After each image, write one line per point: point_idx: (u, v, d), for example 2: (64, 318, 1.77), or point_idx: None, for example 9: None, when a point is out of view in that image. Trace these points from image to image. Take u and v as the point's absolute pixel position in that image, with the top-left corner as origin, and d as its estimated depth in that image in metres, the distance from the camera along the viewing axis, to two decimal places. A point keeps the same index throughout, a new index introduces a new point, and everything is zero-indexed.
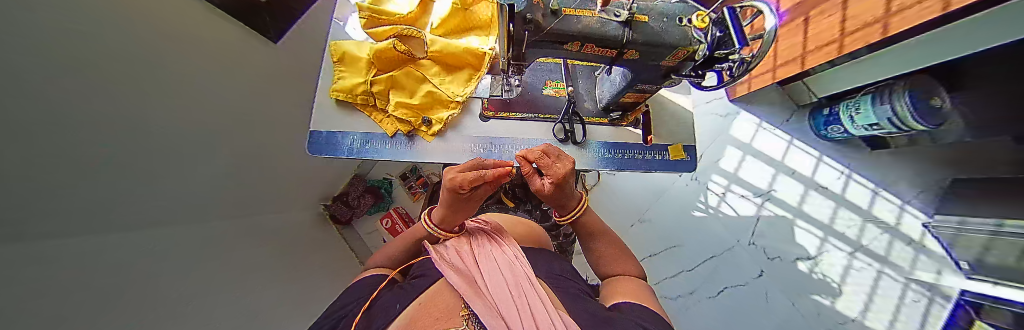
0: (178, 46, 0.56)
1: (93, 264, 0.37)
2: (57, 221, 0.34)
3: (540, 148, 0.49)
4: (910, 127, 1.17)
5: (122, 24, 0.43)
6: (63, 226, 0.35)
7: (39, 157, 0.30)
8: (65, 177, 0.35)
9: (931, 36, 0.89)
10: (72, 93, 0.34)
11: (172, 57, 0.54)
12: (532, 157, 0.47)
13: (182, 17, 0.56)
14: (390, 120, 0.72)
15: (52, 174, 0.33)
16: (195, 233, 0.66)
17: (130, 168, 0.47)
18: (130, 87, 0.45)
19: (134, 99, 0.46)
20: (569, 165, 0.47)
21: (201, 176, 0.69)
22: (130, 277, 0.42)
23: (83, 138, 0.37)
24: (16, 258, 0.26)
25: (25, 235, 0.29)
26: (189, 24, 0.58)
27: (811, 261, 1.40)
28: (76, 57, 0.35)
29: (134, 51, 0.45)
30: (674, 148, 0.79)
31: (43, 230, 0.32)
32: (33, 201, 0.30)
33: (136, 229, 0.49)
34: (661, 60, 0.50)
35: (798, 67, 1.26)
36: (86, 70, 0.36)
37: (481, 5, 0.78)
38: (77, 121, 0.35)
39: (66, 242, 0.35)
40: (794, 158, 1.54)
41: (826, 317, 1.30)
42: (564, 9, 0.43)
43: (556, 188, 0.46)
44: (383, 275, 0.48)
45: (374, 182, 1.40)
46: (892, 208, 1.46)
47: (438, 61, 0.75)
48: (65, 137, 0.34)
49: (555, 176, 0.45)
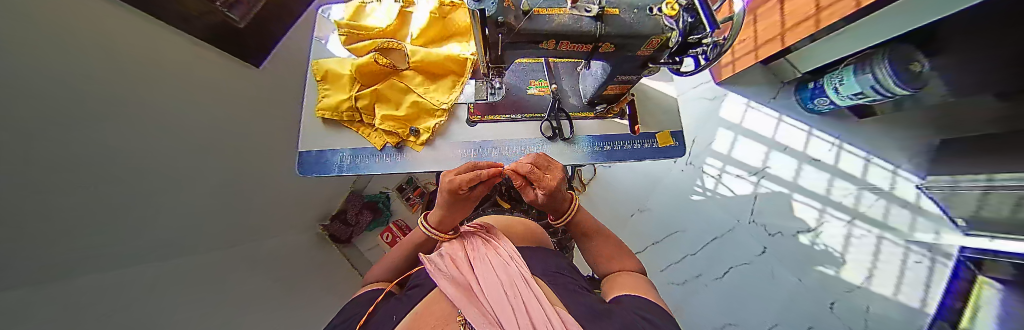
0: (146, 80, 0.50)
1: (91, 309, 0.38)
2: (52, 266, 0.35)
3: (529, 160, 0.51)
4: (894, 93, 1.18)
5: (119, 64, 0.44)
6: (61, 271, 0.36)
7: (35, 205, 0.31)
8: (58, 222, 0.36)
9: (893, 8, 0.90)
10: (72, 138, 0.36)
11: (138, 93, 0.49)
12: (522, 171, 0.49)
13: (161, 48, 0.53)
14: (377, 134, 0.72)
15: (48, 220, 0.34)
16: (194, 267, 0.66)
17: (125, 212, 0.48)
18: (124, 126, 0.46)
19: (130, 136, 0.48)
20: (558, 174, 0.50)
21: (194, 211, 0.69)
22: (125, 320, 0.41)
23: (77, 183, 0.38)
24: (16, 313, 0.26)
25: (20, 285, 0.29)
26: (164, 53, 0.53)
27: (811, 233, 1.41)
28: (67, 98, 0.35)
29: (124, 87, 0.46)
30: (662, 135, 0.80)
31: (39, 276, 0.32)
32: (24, 245, 0.30)
33: (127, 269, 0.49)
34: (637, 50, 0.51)
35: (778, 45, 1.29)
36: (72, 108, 0.36)
37: (459, 12, 0.78)
38: (71, 168, 0.37)
39: (64, 286, 0.36)
40: (785, 134, 1.58)
41: (832, 287, 1.31)
42: (535, 10, 0.44)
43: (547, 198, 0.49)
44: (379, 289, 0.47)
45: (371, 197, 1.39)
46: (886, 174, 1.52)
47: (421, 71, 0.76)
48: (54, 181, 0.34)
49: (546, 188, 0.47)
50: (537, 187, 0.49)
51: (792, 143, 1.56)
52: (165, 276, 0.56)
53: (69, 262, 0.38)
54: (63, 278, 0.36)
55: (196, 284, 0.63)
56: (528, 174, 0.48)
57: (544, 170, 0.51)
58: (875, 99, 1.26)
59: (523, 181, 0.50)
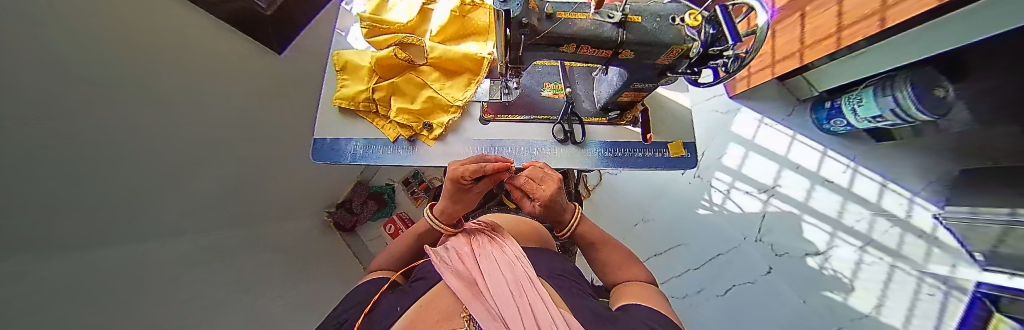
0: (154, 60, 0.50)
1: (109, 278, 0.40)
2: (70, 235, 0.36)
3: (525, 173, 0.53)
4: (914, 118, 1.16)
5: (145, 41, 0.48)
6: (77, 238, 0.37)
7: (54, 176, 0.32)
8: (79, 193, 0.37)
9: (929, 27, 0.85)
10: (94, 108, 0.38)
11: (145, 70, 0.48)
12: (518, 184, 0.53)
13: (166, 27, 0.52)
14: (391, 126, 0.74)
15: (69, 187, 0.35)
16: (207, 242, 0.69)
17: (140, 187, 0.50)
18: (149, 96, 0.49)
19: (148, 116, 0.49)
20: (553, 186, 0.49)
21: (210, 190, 0.71)
22: (138, 286, 0.44)
23: (102, 151, 0.40)
24: (26, 277, 0.27)
25: (33, 253, 0.30)
26: (171, 34, 0.53)
27: (820, 257, 1.37)
28: (75, 61, 0.35)
29: (150, 67, 0.49)
30: (674, 145, 0.79)
31: (58, 241, 0.34)
32: (42, 211, 0.31)
33: (145, 239, 0.51)
34: (655, 59, 0.51)
35: (797, 62, 1.27)
36: (80, 79, 0.36)
37: (479, 12, 0.80)
38: (92, 133, 0.38)
39: (79, 251, 0.38)
40: (798, 152, 1.56)
41: (839, 314, 1.23)
42: (558, 13, 0.45)
43: (545, 209, 0.50)
44: (385, 278, 0.48)
45: (377, 188, 1.41)
46: (903, 201, 1.43)
47: (438, 67, 0.77)
48: (72, 152, 0.35)
49: (540, 199, 0.49)
50: (533, 199, 0.51)
51: (806, 162, 1.53)
52: (174, 249, 0.57)
53: (88, 226, 0.39)
54: (77, 242, 0.37)
55: (206, 257, 0.65)
56: (523, 185, 0.51)
57: (540, 182, 0.51)
58: (894, 123, 1.23)
59: (520, 193, 0.54)
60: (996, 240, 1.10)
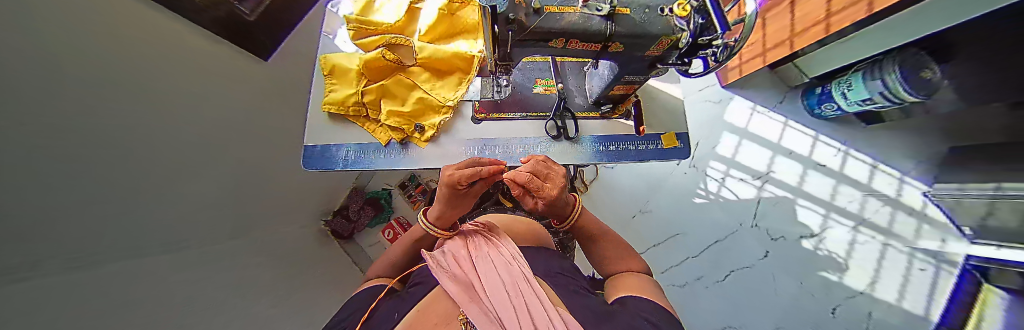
0: (155, 72, 0.50)
1: (118, 291, 0.40)
2: (76, 251, 0.36)
3: (527, 169, 0.49)
4: (902, 100, 1.17)
5: (147, 53, 0.48)
6: (82, 255, 0.37)
7: (54, 188, 0.32)
8: (83, 210, 0.37)
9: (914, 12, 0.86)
10: (100, 123, 0.38)
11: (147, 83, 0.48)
12: (521, 180, 0.47)
13: (166, 40, 0.52)
14: (383, 130, 0.73)
15: (74, 204, 0.35)
16: (207, 254, 0.68)
17: (139, 202, 0.49)
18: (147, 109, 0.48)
19: (147, 129, 0.49)
20: (558, 184, 0.48)
21: (205, 201, 0.70)
22: (146, 298, 0.44)
23: (98, 167, 0.40)
24: (37, 292, 0.28)
25: (37, 266, 0.30)
26: (170, 45, 0.53)
27: (814, 239, 1.39)
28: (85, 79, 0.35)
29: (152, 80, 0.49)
30: (667, 137, 0.79)
31: (63, 258, 0.34)
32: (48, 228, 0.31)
33: (148, 252, 0.51)
34: (646, 50, 0.50)
35: (788, 49, 1.27)
36: (87, 94, 0.36)
37: (467, 9, 0.79)
38: (95, 149, 0.38)
39: (87, 265, 0.38)
40: (791, 138, 1.57)
41: (836, 292, 1.27)
42: (546, 7, 0.44)
43: (547, 207, 0.49)
44: (382, 284, 0.48)
45: (373, 193, 1.40)
46: (892, 181, 1.46)
47: (428, 68, 0.76)
48: (75, 169, 0.35)
49: (546, 198, 0.47)
50: (537, 197, 0.48)
51: (798, 147, 1.55)
52: (178, 261, 0.57)
53: (91, 243, 0.39)
54: (83, 259, 0.37)
55: (208, 268, 0.65)
56: (527, 183, 0.46)
57: (544, 179, 0.49)
58: (883, 105, 1.25)
59: (522, 190, 0.49)
60: (985, 214, 1.11)
